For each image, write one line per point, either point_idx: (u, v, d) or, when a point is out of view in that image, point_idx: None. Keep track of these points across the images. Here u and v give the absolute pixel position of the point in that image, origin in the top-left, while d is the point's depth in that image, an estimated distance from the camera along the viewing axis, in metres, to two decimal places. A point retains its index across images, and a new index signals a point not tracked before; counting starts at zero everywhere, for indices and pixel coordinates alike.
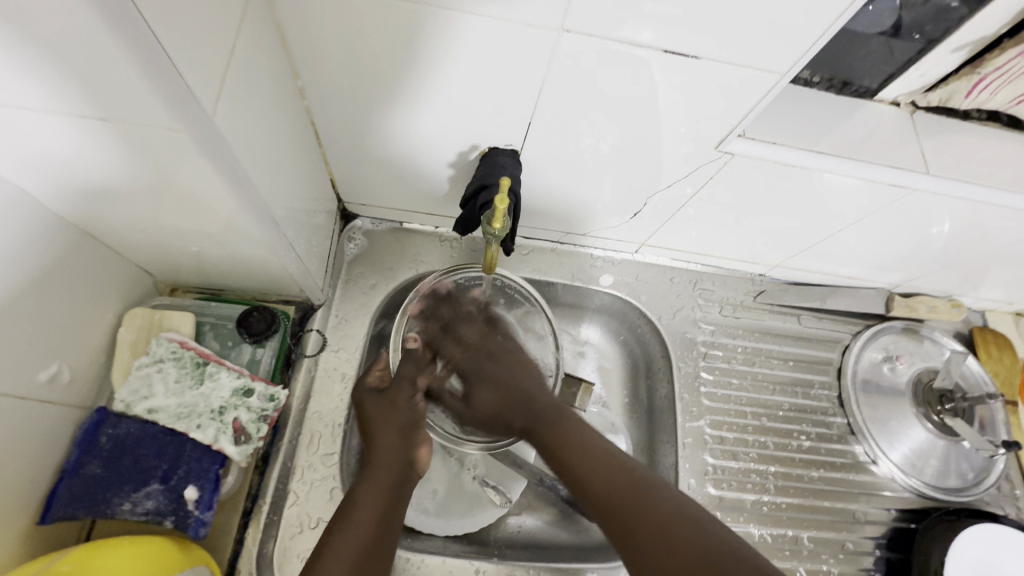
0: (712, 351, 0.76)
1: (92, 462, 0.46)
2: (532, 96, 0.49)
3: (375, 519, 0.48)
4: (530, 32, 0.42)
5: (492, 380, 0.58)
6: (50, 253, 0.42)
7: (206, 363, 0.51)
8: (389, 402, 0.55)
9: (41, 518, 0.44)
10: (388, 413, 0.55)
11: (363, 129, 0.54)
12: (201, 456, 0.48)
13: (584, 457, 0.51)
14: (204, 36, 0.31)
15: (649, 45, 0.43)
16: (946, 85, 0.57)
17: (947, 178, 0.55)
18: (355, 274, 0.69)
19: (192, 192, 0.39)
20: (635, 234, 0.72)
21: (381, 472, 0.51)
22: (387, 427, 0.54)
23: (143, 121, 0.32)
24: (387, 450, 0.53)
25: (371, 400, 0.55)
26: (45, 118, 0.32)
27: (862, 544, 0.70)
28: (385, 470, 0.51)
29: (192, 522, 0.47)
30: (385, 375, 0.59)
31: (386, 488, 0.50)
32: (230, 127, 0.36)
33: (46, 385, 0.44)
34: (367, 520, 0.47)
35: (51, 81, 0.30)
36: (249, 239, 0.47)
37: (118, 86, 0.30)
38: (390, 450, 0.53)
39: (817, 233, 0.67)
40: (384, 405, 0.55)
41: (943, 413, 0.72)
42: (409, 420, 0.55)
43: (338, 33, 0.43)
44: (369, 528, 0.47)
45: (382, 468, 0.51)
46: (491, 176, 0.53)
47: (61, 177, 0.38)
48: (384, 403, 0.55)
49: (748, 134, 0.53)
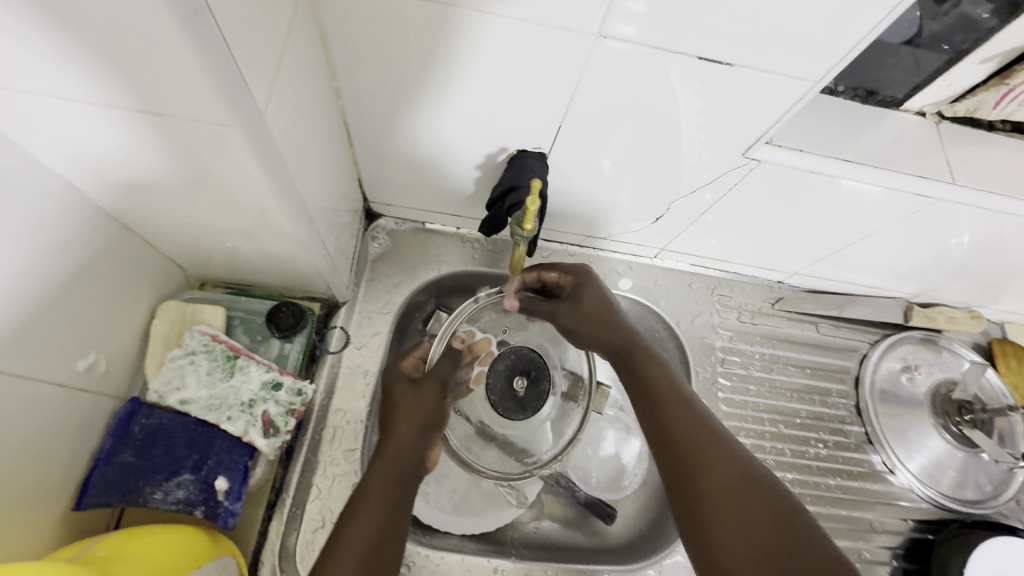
0: (730, 357, 0.76)
1: (126, 451, 0.47)
2: (563, 100, 0.50)
3: (384, 507, 0.48)
4: (567, 37, 0.43)
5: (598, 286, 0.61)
6: (93, 244, 0.43)
7: (236, 356, 0.52)
8: (416, 393, 0.58)
9: (76, 504, 0.44)
10: (406, 407, 0.56)
11: (394, 130, 0.55)
12: (231, 447, 0.49)
13: (674, 417, 0.48)
14: (258, 35, 0.32)
15: (684, 52, 0.44)
16: (974, 97, 0.57)
17: (973, 189, 0.55)
18: (378, 273, 0.69)
19: (233, 188, 0.40)
20: (656, 238, 0.72)
21: (391, 463, 0.52)
22: (401, 422, 0.55)
23: (195, 117, 0.33)
24: (399, 442, 0.54)
25: (401, 387, 0.58)
26: (101, 113, 0.33)
27: (879, 554, 0.70)
28: (392, 459, 0.52)
29: (222, 512, 0.47)
30: (420, 365, 0.62)
31: (393, 481, 0.51)
32: (276, 124, 0.37)
33: (84, 374, 0.45)
34: (377, 510, 0.48)
35: (114, 76, 0.31)
36: (284, 235, 0.48)
37: (177, 82, 0.30)
38: (406, 442, 0.54)
39: (838, 242, 0.67)
40: (404, 400, 0.57)
41: (962, 424, 0.72)
42: (424, 418, 0.57)
43: (379, 35, 0.44)
44: (377, 517, 0.47)
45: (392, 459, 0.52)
46: (522, 177, 0.54)
47: (109, 170, 0.39)
48: (412, 394, 0.58)
49: (775, 141, 0.54)
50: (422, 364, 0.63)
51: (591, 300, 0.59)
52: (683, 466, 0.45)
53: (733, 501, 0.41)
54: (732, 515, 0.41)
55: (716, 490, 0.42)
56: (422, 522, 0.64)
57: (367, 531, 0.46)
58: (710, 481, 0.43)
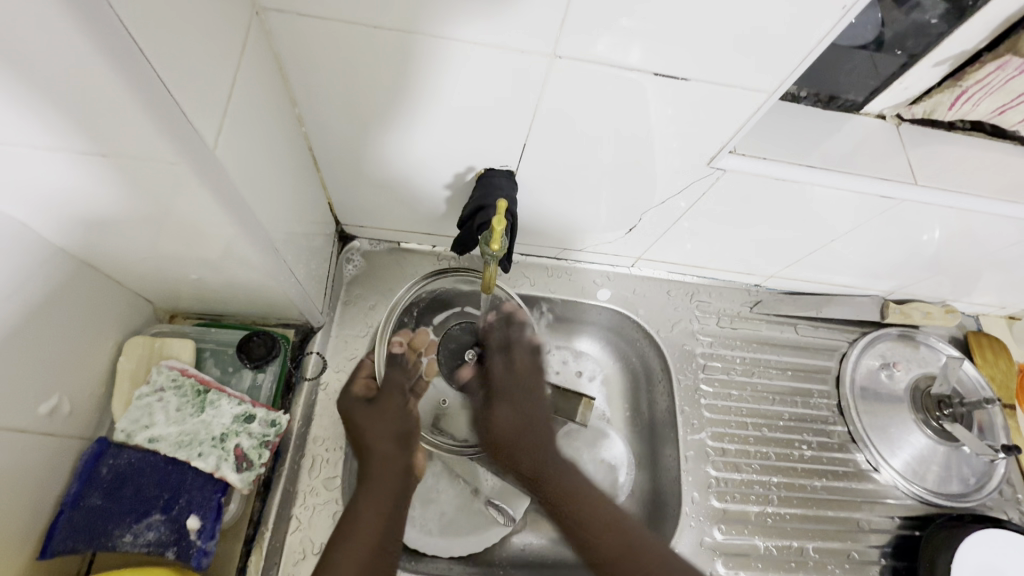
0: (711, 363, 0.76)
1: (93, 493, 0.45)
2: (525, 119, 0.50)
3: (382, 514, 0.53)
4: (523, 59, 0.43)
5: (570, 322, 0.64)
6: (52, 285, 0.42)
7: (207, 390, 0.51)
8: (377, 412, 0.58)
9: (41, 553, 0.43)
10: (376, 425, 0.57)
11: (361, 154, 0.55)
12: (203, 484, 0.48)
13: None
14: (203, 74, 0.32)
15: (641, 69, 0.44)
16: (930, 97, 0.58)
17: (934, 188, 0.56)
18: (354, 295, 0.69)
19: (194, 222, 0.40)
20: (631, 248, 0.72)
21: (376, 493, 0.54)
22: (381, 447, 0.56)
23: (148, 157, 0.33)
24: (383, 474, 0.55)
25: (361, 410, 0.58)
26: (50, 155, 0.33)
27: (869, 554, 0.69)
28: (383, 480, 0.55)
29: (195, 552, 0.46)
30: (371, 384, 0.61)
31: (385, 499, 0.54)
32: (229, 157, 0.37)
33: (47, 418, 0.43)
34: (377, 513, 0.53)
35: (56, 121, 0.30)
36: (249, 266, 0.47)
37: (119, 123, 0.30)
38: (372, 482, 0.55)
39: (811, 243, 0.68)
40: (370, 429, 0.57)
41: (942, 419, 0.72)
42: (399, 431, 0.58)
43: (336, 64, 0.44)
44: (380, 511, 0.54)
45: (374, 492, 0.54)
46: (489, 197, 0.54)
47: (63, 209, 0.38)
48: (372, 415, 0.58)
49: (738, 150, 0.54)
50: (373, 383, 0.61)
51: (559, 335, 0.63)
52: None
53: None
54: None
55: None
56: (408, 547, 0.63)
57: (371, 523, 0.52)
58: None
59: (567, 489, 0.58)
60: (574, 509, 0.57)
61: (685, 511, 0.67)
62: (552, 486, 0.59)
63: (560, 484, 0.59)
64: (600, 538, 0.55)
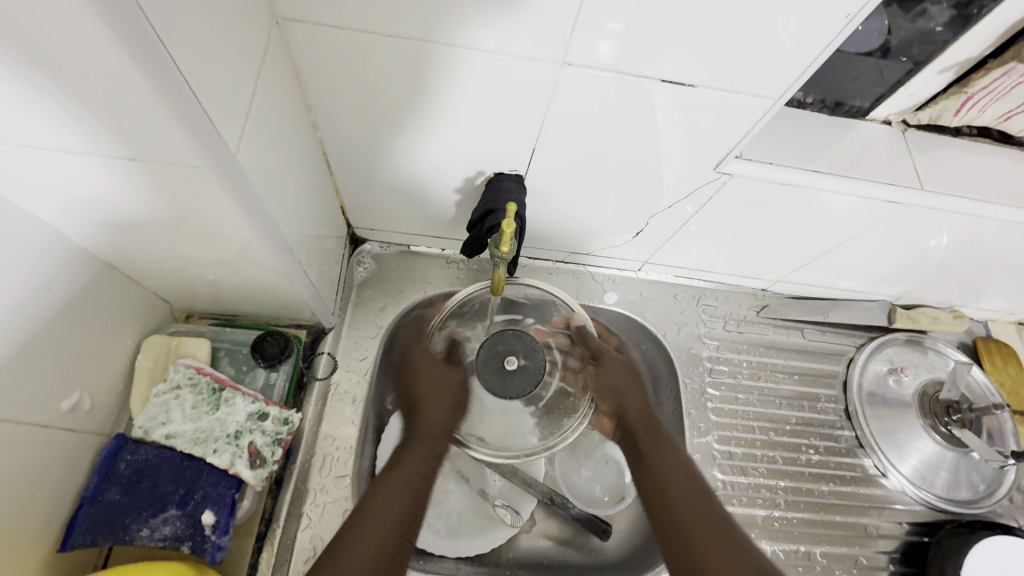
0: (717, 366, 0.77)
1: (112, 488, 0.47)
2: (534, 125, 0.51)
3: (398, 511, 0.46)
4: (534, 66, 0.44)
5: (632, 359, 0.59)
6: (75, 284, 0.44)
7: (222, 389, 0.52)
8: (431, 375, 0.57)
9: (61, 545, 0.44)
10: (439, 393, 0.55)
11: (374, 158, 0.56)
12: (217, 480, 0.49)
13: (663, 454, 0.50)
14: (227, 83, 0.34)
15: (649, 77, 0.45)
16: (935, 105, 0.59)
17: (940, 193, 0.57)
18: (365, 297, 0.70)
19: (213, 223, 0.41)
20: (638, 251, 0.73)
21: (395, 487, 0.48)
22: (430, 420, 0.53)
23: (171, 160, 0.34)
24: (427, 444, 0.52)
25: (426, 369, 0.57)
26: (78, 158, 0.34)
27: (877, 559, 0.69)
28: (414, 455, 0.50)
29: (209, 547, 0.47)
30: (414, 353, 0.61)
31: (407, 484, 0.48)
32: (248, 160, 0.38)
33: (68, 414, 0.45)
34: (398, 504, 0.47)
35: (87, 127, 0.32)
36: (265, 267, 0.48)
37: (147, 128, 0.31)
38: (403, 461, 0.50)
39: (818, 248, 0.68)
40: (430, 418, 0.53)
41: (951, 425, 0.72)
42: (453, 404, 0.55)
43: (351, 72, 0.46)
44: (384, 527, 0.45)
45: (401, 473, 0.49)
46: (498, 201, 0.55)
47: (88, 212, 0.39)
48: (434, 377, 0.56)
49: (744, 155, 0.55)
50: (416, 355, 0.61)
51: (618, 373, 0.56)
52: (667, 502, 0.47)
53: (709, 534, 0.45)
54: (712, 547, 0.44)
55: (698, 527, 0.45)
56: (416, 546, 0.64)
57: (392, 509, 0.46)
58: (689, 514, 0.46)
59: (693, 499, 0.47)
60: (683, 518, 0.46)
61: None
62: (672, 482, 0.48)
63: (677, 486, 0.48)
64: (703, 566, 0.43)
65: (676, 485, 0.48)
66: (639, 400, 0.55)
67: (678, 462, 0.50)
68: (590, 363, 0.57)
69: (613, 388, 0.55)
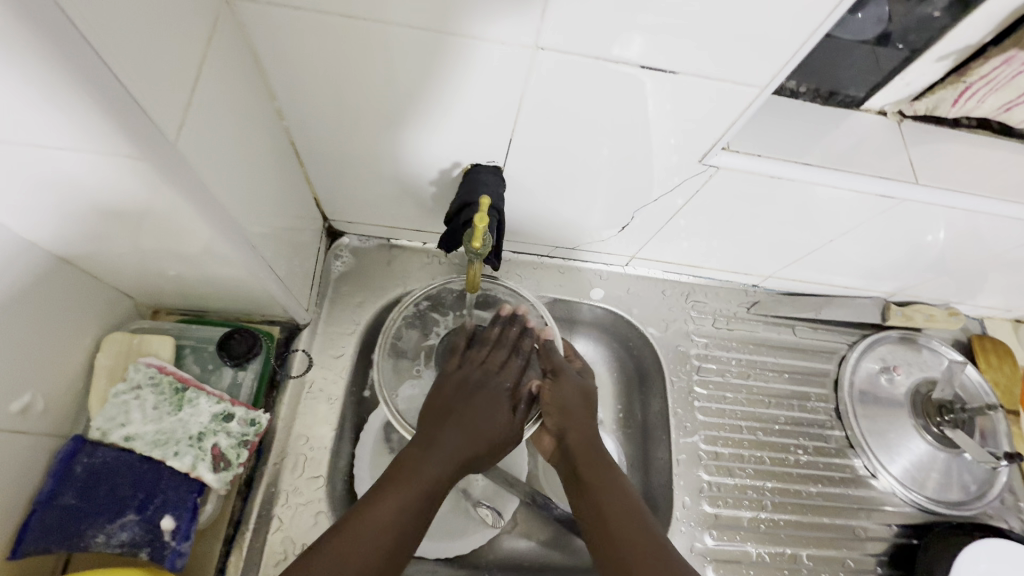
0: (705, 364, 0.75)
1: (67, 493, 0.45)
2: (510, 114, 0.48)
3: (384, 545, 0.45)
4: (505, 52, 0.42)
5: (587, 381, 0.58)
6: (24, 280, 0.41)
7: (185, 388, 0.50)
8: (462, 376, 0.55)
9: (12, 552, 0.42)
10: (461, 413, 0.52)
11: (346, 148, 0.54)
12: (178, 484, 0.47)
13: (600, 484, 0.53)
14: (161, 63, 0.31)
15: (629, 61, 0.43)
16: (932, 94, 0.56)
17: (935, 188, 0.54)
18: (342, 291, 0.68)
19: (165, 217, 0.39)
20: (625, 246, 0.71)
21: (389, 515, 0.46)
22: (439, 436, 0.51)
23: (106, 150, 0.32)
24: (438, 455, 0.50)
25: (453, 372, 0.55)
26: (8, 148, 0.32)
27: (865, 562, 0.68)
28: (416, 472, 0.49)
29: (169, 553, 0.45)
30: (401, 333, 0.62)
31: (414, 497, 0.48)
32: (195, 150, 0.36)
33: (18, 416, 0.43)
34: (377, 542, 0.45)
35: (10, 114, 0.29)
36: (227, 262, 0.46)
37: (69, 113, 0.29)
38: (398, 500, 0.47)
39: (809, 243, 0.66)
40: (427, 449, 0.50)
41: (943, 425, 0.71)
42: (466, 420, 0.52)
43: (313, 56, 0.43)
44: (379, 530, 0.45)
45: (395, 499, 0.47)
46: (474, 194, 0.53)
47: (30, 206, 0.37)
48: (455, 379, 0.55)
49: (731, 147, 0.53)
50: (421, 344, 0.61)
51: (570, 393, 0.56)
52: (605, 531, 0.50)
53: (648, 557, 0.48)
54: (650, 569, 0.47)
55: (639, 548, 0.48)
56: None
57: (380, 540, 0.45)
58: (630, 537, 0.49)
59: (634, 531, 0.50)
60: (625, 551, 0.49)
61: (676, 516, 0.66)
62: (615, 518, 0.51)
63: (613, 512, 0.51)
64: None
65: (620, 521, 0.50)
66: (585, 429, 0.56)
67: (620, 491, 0.53)
68: (548, 377, 0.56)
69: (565, 410, 0.55)
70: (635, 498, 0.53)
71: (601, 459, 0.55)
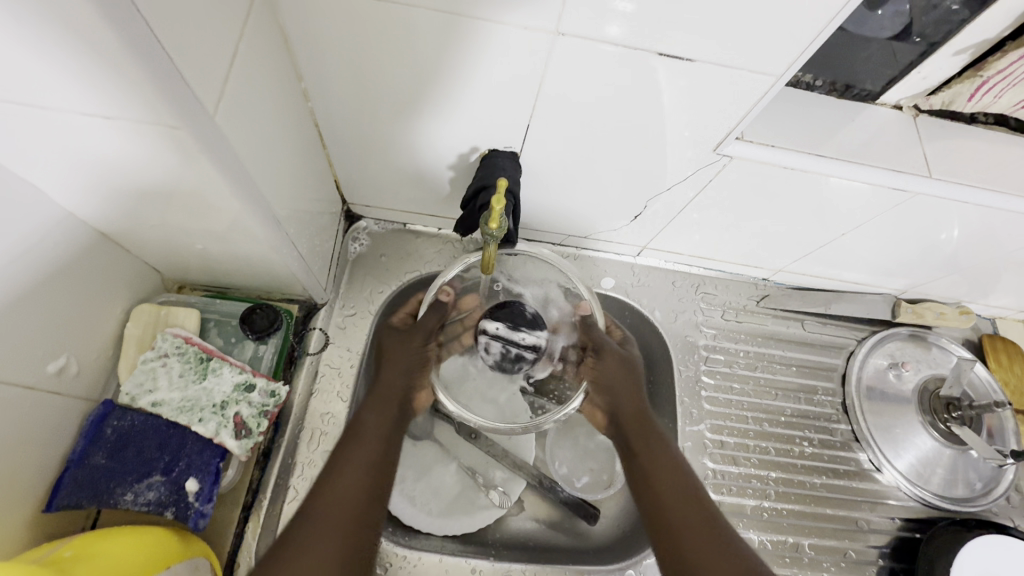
0: (713, 355, 0.76)
1: (97, 453, 0.47)
2: (529, 99, 0.49)
3: (357, 501, 0.46)
4: (527, 36, 0.43)
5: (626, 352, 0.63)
6: (66, 248, 0.44)
7: (209, 358, 0.52)
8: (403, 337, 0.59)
9: (46, 506, 0.45)
10: (394, 358, 0.58)
11: (369, 133, 0.56)
12: (202, 449, 0.49)
13: (662, 469, 0.52)
14: (203, 38, 0.32)
15: (645, 49, 0.44)
16: (948, 89, 0.57)
17: (950, 183, 0.55)
18: (359, 273, 0.70)
19: (199, 192, 0.41)
20: (638, 237, 0.72)
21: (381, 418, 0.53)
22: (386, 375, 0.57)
23: (147, 120, 0.33)
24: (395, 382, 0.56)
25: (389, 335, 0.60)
26: (56, 116, 0.34)
27: (866, 553, 0.68)
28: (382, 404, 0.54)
29: (192, 513, 0.48)
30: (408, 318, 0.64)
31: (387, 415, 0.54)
32: (230, 126, 0.37)
33: (54, 377, 0.45)
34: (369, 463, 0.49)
35: (62, 83, 0.31)
36: (255, 239, 0.48)
37: (121, 83, 0.31)
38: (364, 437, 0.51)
39: (821, 237, 0.66)
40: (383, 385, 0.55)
41: (950, 421, 0.71)
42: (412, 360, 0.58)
43: (342, 38, 0.45)
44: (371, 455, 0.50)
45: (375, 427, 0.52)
46: (491, 177, 0.54)
47: (72, 176, 0.39)
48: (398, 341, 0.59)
49: (745, 137, 0.53)
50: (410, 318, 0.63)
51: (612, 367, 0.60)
52: (658, 509, 0.49)
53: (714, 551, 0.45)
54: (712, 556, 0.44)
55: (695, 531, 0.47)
56: (403, 523, 0.64)
57: (355, 491, 0.46)
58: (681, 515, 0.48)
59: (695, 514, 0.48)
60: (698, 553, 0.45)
61: None
62: (666, 490, 0.50)
63: (663, 477, 0.51)
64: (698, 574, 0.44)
65: (675, 496, 0.50)
66: (636, 399, 0.59)
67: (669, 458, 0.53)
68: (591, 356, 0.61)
69: (604, 383, 0.60)
70: (696, 483, 0.51)
71: (652, 429, 0.56)
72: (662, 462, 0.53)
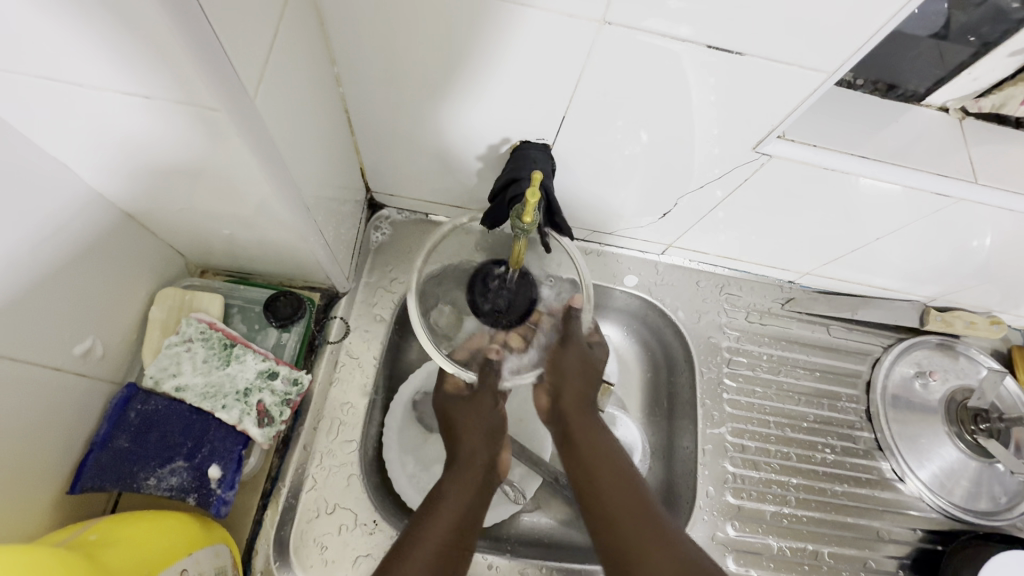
0: (736, 357, 0.74)
1: (121, 436, 0.47)
2: (567, 90, 0.48)
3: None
4: (570, 23, 0.42)
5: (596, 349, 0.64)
6: (94, 229, 0.43)
7: (233, 344, 0.52)
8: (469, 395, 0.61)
9: (70, 487, 0.45)
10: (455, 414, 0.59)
11: (398, 120, 0.55)
12: (224, 435, 0.49)
13: (599, 468, 0.57)
14: (246, 17, 0.32)
15: (693, 41, 0.42)
16: (1000, 91, 0.55)
17: (997, 189, 0.53)
18: (380, 263, 0.69)
19: (230, 176, 0.40)
20: (664, 234, 0.70)
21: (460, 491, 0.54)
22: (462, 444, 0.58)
23: (185, 101, 0.33)
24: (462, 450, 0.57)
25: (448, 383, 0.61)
26: (93, 95, 0.33)
27: (885, 563, 0.67)
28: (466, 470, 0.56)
29: (214, 500, 0.47)
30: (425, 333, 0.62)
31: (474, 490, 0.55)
32: (267, 110, 0.36)
33: (80, 358, 0.45)
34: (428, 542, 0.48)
35: (102, 61, 0.30)
36: (283, 225, 0.47)
37: (161, 63, 0.30)
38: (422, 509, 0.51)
39: (853, 241, 0.65)
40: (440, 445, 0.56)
41: (977, 433, 0.70)
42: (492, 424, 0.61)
43: (381, 24, 0.44)
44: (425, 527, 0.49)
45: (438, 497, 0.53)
46: (523, 170, 0.53)
47: (104, 156, 0.39)
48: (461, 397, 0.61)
49: (787, 135, 0.52)
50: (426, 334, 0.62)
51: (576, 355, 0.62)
52: (586, 491, 0.56)
53: (628, 503, 0.54)
54: (619, 508, 0.53)
55: (610, 486, 0.55)
56: None
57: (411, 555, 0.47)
58: (605, 470, 0.57)
59: (626, 496, 0.54)
60: (628, 537, 0.51)
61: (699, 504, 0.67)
62: (605, 487, 0.55)
63: (599, 467, 0.57)
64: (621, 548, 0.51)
65: (613, 488, 0.55)
66: (576, 385, 0.62)
67: (604, 447, 0.59)
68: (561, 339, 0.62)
69: (562, 371, 0.61)
70: (630, 467, 0.58)
71: (589, 409, 0.61)
72: (589, 442, 0.59)
